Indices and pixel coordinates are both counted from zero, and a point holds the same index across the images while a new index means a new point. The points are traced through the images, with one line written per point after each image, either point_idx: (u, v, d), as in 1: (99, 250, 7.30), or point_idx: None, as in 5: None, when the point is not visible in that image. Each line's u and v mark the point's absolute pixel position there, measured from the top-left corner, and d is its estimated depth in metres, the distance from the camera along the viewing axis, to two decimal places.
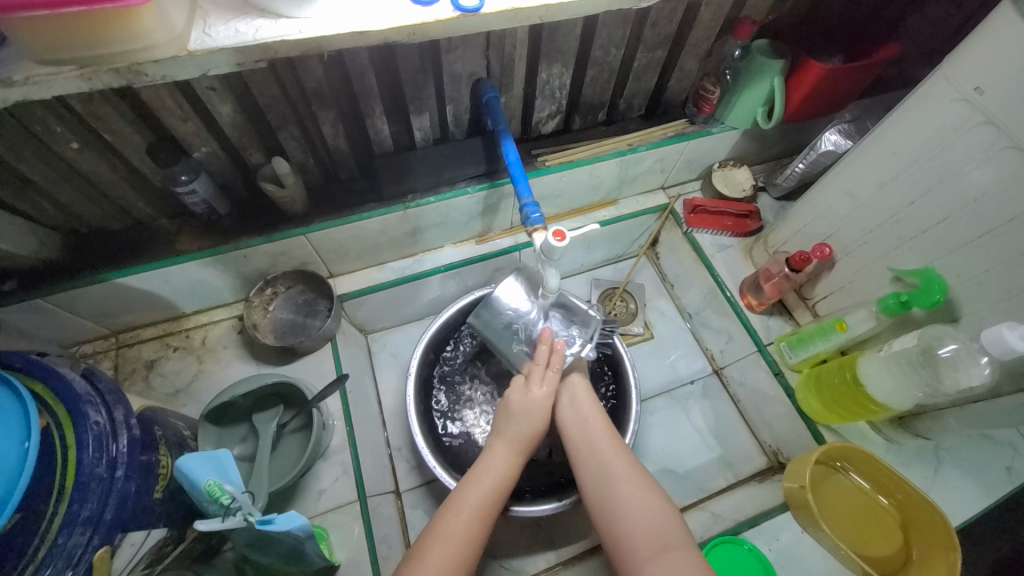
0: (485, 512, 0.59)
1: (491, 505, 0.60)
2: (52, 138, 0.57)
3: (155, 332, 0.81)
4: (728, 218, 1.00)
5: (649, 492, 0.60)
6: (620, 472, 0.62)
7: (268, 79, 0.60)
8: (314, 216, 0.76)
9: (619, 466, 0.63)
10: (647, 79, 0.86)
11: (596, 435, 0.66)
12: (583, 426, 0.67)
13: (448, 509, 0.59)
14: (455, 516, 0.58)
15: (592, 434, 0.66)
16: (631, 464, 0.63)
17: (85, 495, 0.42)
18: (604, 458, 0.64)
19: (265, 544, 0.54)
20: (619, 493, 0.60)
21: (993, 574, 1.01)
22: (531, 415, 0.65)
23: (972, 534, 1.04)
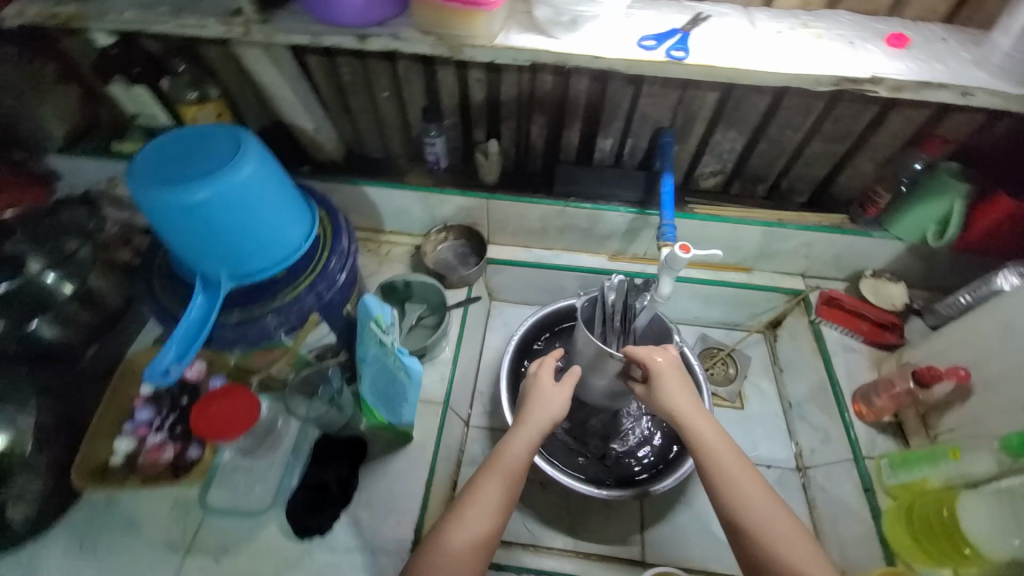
0: (507, 495, 0.63)
1: (507, 495, 0.63)
2: (378, 85, 0.89)
3: (361, 234, 1.11)
4: (865, 323, 0.98)
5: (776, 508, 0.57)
6: (745, 484, 0.58)
7: (515, 84, 0.86)
8: (499, 188, 1.00)
9: (742, 479, 0.58)
10: (816, 168, 0.93)
11: (715, 444, 0.61)
12: (699, 424, 0.63)
13: (475, 489, 0.63)
14: (484, 497, 0.62)
15: (703, 438, 0.62)
16: (751, 474, 0.59)
17: (324, 279, 0.65)
18: (712, 464, 0.60)
19: (386, 387, 0.74)
20: (745, 507, 0.57)
21: None
22: (553, 412, 0.70)
23: None
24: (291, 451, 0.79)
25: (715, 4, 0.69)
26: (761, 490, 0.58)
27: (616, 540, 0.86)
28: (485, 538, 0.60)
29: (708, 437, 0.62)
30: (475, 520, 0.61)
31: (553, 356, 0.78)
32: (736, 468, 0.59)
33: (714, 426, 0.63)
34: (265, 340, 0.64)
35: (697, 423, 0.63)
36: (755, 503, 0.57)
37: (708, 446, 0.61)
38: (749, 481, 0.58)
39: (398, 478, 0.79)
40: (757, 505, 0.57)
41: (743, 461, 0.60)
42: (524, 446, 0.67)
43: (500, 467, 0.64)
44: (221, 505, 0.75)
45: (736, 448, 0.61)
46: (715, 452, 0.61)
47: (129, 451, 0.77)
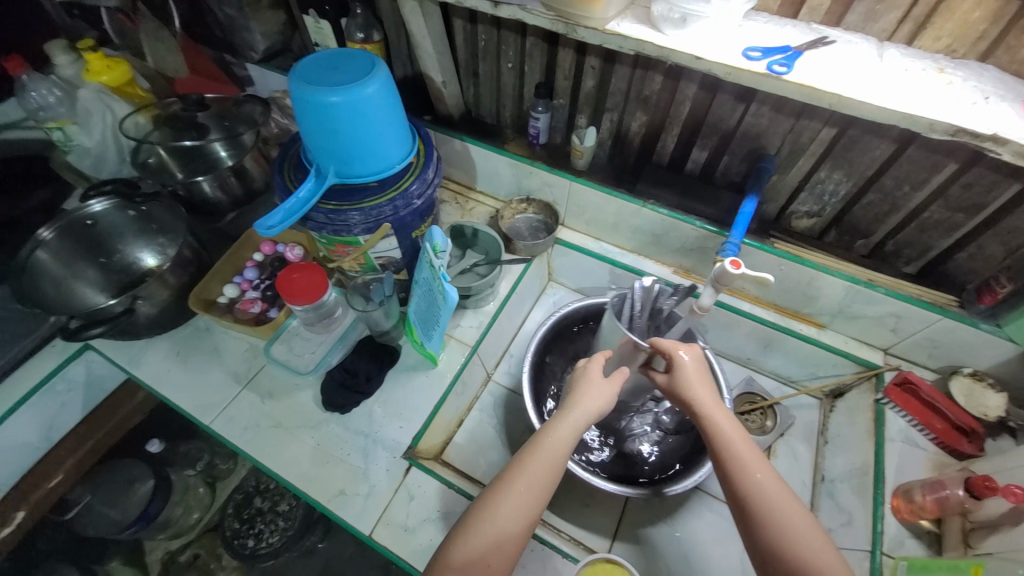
0: (547, 475, 0.64)
1: (547, 484, 0.63)
2: (505, 57, 0.98)
3: (454, 188, 1.22)
4: (939, 421, 0.87)
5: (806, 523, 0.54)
6: (773, 493, 0.56)
7: (625, 78, 0.90)
8: (585, 175, 1.05)
9: (769, 486, 0.56)
10: (931, 237, 0.84)
11: (746, 451, 0.59)
12: (732, 431, 0.60)
13: (517, 465, 0.64)
14: (523, 485, 0.62)
15: (732, 445, 0.59)
16: (779, 486, 0.57)
17: (403, 198, 0.77)
18: (741, 471, 0.58)
19: (427, 314, 0.83)
20: (776, 518, 0.54)
21: None
22: (599, 401, 0.68)
23: None
24: (340, 337, 0.93)
25: (844, 32, 0.67)
26: (789, 502, 0.55)
27: (588, 529, 0.87)
28: (525, 516, 0.61)
29: (727, 428, 0.61)
30: (517, 505, 0.61)
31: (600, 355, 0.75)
32: (753, 459, 0.58)
33: (730, 418, 0.62)
34: (343, 232, 0.77)
35: (725, 427, 0.61)
36: (774, 494, 0.56)
37: (724, 436, 0.60)
38: (776, 490, 0.56)
39: (415, 392, 0.89)
40: (776, 497, 0.56)
41: (759, 453, 0.59)
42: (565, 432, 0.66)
43: (542, 452, 0.64)
44: (279, 359, 0.90)
45: (763, 454, 0.59)
46: (731, 444, 0.59)
47: (232, 297, 0.93)
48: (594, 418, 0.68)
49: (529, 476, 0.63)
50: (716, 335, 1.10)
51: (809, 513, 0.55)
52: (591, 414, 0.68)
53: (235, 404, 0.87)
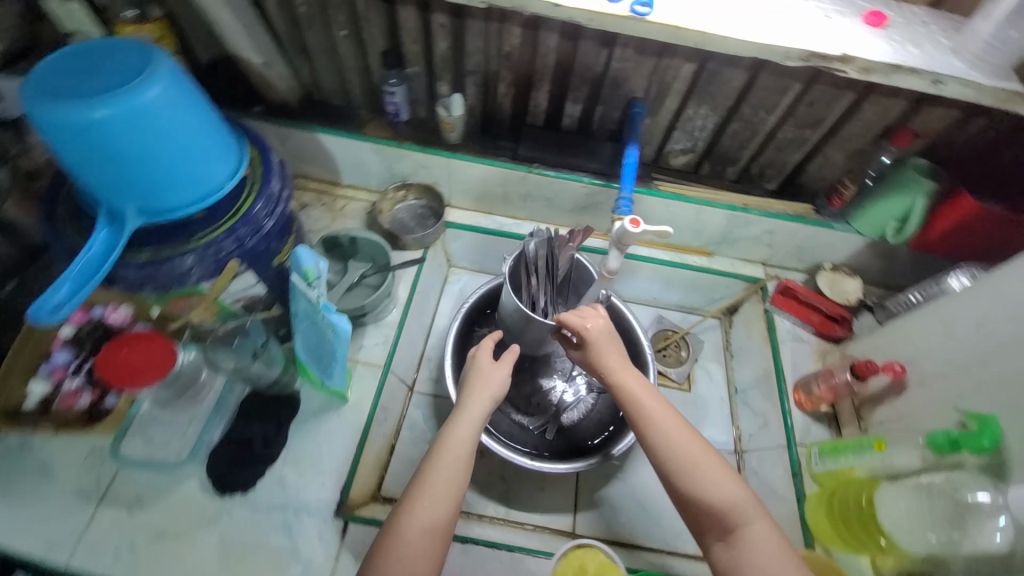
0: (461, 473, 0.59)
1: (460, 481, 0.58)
2: (333, 22, 0.82)
3: (313, 186, 1.05)
4: (816, 315, 0.98)
5: (711, 461, 0.56)
6: (676, 439, 0.57)
7: (480, 34, 0.80)
8: (461, 148, 0.95)
9: (672, 434, 0.57)
10: (787, 154, 0.91)
11: (649, 405, 0.60)
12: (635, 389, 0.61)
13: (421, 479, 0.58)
14: (433, 492, 0.57)
15: (636, 404, 0.60)
16: (681, 429, 0.58)
17: (245, 224, 0.62)
18: (645, 427, 0.59)
19: (321, 348, 0.71)
20: (682, 463, 0.55)
21: None
22: (496, 392, 0.66)
23: None
24: (215, 405, 0.76)
25: None
26: (692, 444, 0.57)
27: (549, 512, 0.86)
28: (444, 524, 0.56)
29: (638, 392, 0.60)
30: (430, 515, 0.56)
31: (492, 340, 0.73)
32: (659, 415, 0.59)
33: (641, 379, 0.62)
34: (178, 284, 0.61)
35: (628, 387, 0.61)
36: (686, 448, 0.56)
37: (636, 399, 0.60)
38: (681, 437, 0.57)
39: (329, 436, 0.77)
40: (689, 452, 0.56)
41: (669, 409, 0.60)
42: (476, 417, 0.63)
43: (449, 450, 0.60)
44: (135, 458, 0.72)
45: (666, 405, 0.60)
46: (644, 408, 0.59)
47: (44, 394, 0.72)
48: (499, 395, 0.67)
49: (442, 472, 0.58)
50: (623, 286, 1.12)
51: (715, 453, 0.57)
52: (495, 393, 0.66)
53: (93, 527, 0.68)
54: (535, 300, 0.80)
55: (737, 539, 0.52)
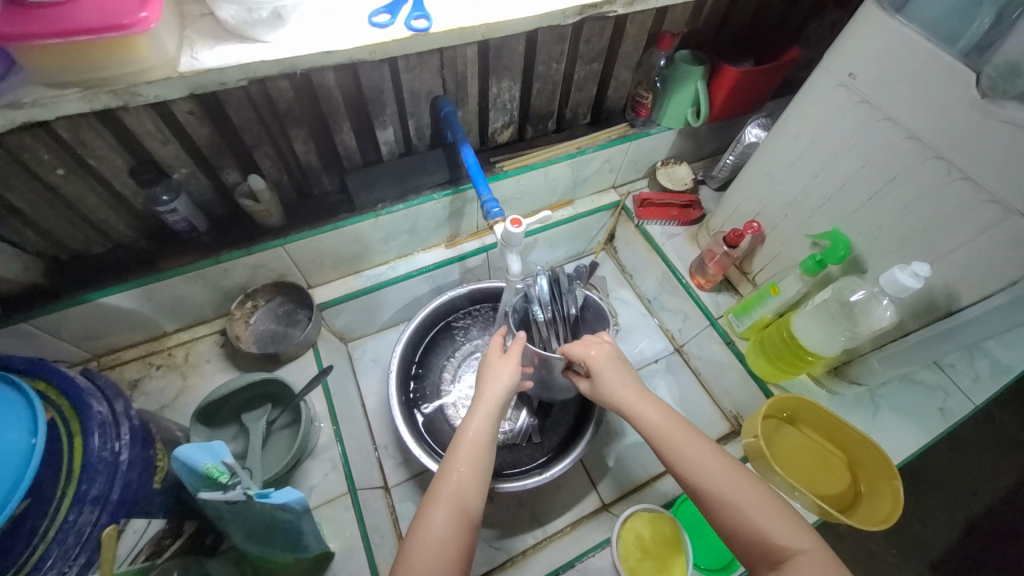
0: (477, 470, 0.55)
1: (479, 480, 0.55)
2: (39, 166, 0.61)
3: (138, 353, 0.84)
4: (674, 209, 1.10)
5: (756, 491, 0.52)
6: (718, 473, 0.54)
7: (243, 103, 0.67)
8: (290, 227, 0.82)
9: (712, 466, 0.54)
10: (588, 90, 0.97)
11: (677, 434, 0.58)
12: (660, 416, 0.60)
13: (434, 492, 0.54)
14: (450, 492, 0.53)
15: (666, 437, 0.58)
16: (723, 461, 0.55)
17: (93, 474, 0.46)
18: (679, 459, 0.56)
19: (275, 533, 0.59)
20: (727, 497, 0.52)
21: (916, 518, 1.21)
22: (510, 379, 0.63)
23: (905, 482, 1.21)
24: None
25: None
26: (735, 476, 0.53)
27: (575, 501, 0.88)
28: (464, 529, 0.51)
29: (655, 419, 0.60)
30: (449, 519, 0.51)
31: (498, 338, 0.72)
32: (692, 445, 0.56)
33: (657, 405, 0.61)
34: None
35: (652, 416, 0.60)
36: (716, 477, 0.54)
37: (657, 426, 0.59)
38: (725, 470, 0.54)
39: None
40: (733, 483, 0.53)
41: (698, 436, 0.58)
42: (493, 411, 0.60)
43: (466, 449, 0.57)
44: None
45: (700, 433, 0.58)
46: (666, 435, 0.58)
47: None
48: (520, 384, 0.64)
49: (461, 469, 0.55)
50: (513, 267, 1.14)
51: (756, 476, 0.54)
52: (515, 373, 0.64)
53: None
54: (547, 342, 0.83)
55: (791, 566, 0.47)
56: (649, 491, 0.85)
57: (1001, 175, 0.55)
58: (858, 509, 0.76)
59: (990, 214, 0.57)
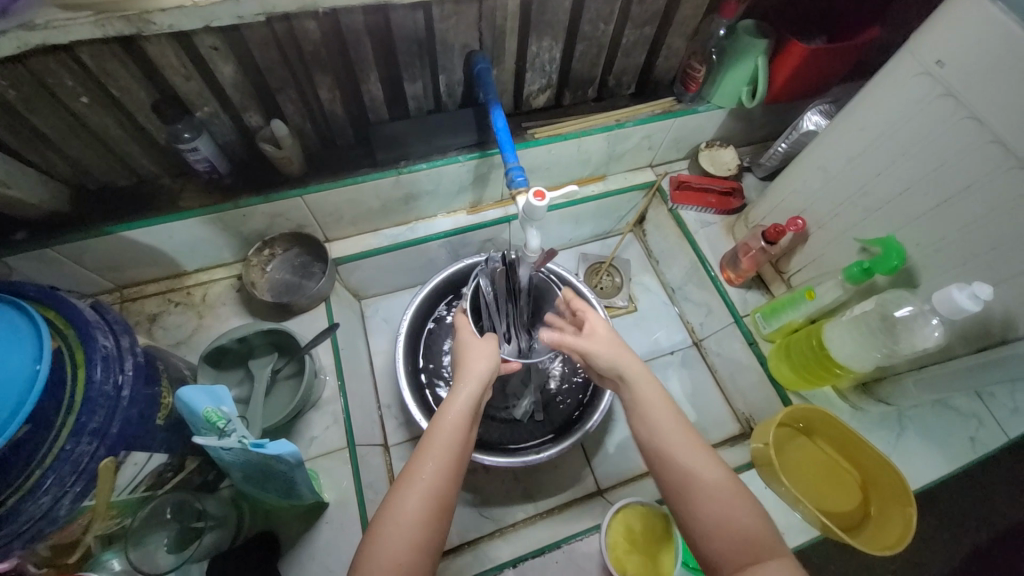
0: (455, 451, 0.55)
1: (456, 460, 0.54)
2: (64, 93, 0.60)
3: (158, 289, 0.86)
4: (712, 195, 1.02)
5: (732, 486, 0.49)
6: (692, 464, 0.51)
7: (267, 42, 0.64)
8: (310, 178, 0.81)
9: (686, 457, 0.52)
10: (636, 57, 0.89)
11: (656, 420, 0.55)
12: (640, 403, 0.57)
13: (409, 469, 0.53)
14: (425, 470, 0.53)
15: (644, 426, 0.55)
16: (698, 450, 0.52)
17: (94, 408, 0.47)
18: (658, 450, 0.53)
19: (269, 478, 0.60)
20: (700, 491, 0.49)
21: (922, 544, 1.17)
22: (488, 361, 0.64)
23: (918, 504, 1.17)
24: None
25: None
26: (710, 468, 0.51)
27: (570, 482, 0.88)
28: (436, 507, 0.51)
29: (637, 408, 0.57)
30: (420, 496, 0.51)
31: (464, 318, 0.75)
32: (670, 436, 0.53)
33: (650, 395, 0.57)
34: (47, 527, 0.45)
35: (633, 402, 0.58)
36: (691, 470, 0.51)
37: (640, 420, 0.56)
38: (700, 462, 0.51)
39: (327, 549, 0.68)
40: (706, 476, 0.50)
41: (679, 425, 0.55)
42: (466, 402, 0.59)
43: (443, 428, 0.56)
44: None
45: (682, 422, 0.55)
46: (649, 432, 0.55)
47: None
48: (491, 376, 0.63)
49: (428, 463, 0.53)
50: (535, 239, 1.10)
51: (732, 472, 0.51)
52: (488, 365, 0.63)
53: None
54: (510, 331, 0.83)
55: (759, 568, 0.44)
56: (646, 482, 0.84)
57: None
58: (863, 530, 0.73)
59: None
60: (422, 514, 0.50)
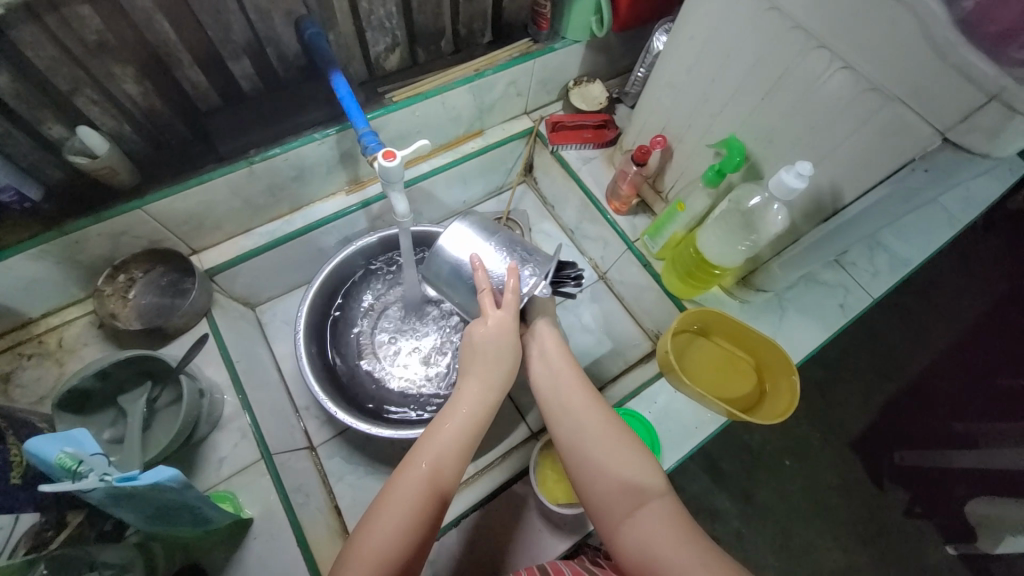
0: (444, 459, 0.56)
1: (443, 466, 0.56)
2: None
3: (0, 345, 0.75)
4: (588, 131, 1.03)
5: (634, 452, 0.59)
6: (605, 440, 0.60)
7: (35, 37, 0.55)
8: (148, 187, 0.73)
9: (601, 435, 0.60)
10: (480, 1, 0.86)
11: (577, 405, 0.63)
12: (564, 392, 0.65)
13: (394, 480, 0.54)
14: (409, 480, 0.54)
15: (571, 412, 0.63)
16: (611, 426, 0.61)
17: None
18: (576, 429, 0.62)
19: (163, 513, 0.55)
20: (607, 461, 0.58)
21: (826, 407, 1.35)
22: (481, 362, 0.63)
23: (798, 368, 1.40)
24: None
25: None
26: (619, 439, 0.59)
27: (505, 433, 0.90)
28: (421, 510, 0.52)
29: (568, 398, 0.64)
30: (405, 505, 0.52)
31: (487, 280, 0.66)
32: (593, 420, 0.61)
33: (594, 404, 0.63)
34: None
35: (563, 392, 0.65)
36: (605, 448, 0.59)
37: (586, 424, 0.62)
38: (611, 435, 0.60)
39: (260, 563, 0.66)
40: (619, 449, 0.59)
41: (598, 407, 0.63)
42: (466, 415, 0.60)
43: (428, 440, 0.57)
44: None
45: (602, 406, 0.63)
46: (591, 436, 0.60)
47: None
48: (503, 384, 0.63)
49: (413, 481, 0.53)
50: (426, 207, 1.08)
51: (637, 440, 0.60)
52: (493, 366, 0.63)
53: None
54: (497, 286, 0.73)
55: (644, 516, 0.54)
56: None
57: (881, 61, 0.52)
58: (762, 408, 0.81)
59: (869, 103, 0.55)
60: (408, 515, 0.52)
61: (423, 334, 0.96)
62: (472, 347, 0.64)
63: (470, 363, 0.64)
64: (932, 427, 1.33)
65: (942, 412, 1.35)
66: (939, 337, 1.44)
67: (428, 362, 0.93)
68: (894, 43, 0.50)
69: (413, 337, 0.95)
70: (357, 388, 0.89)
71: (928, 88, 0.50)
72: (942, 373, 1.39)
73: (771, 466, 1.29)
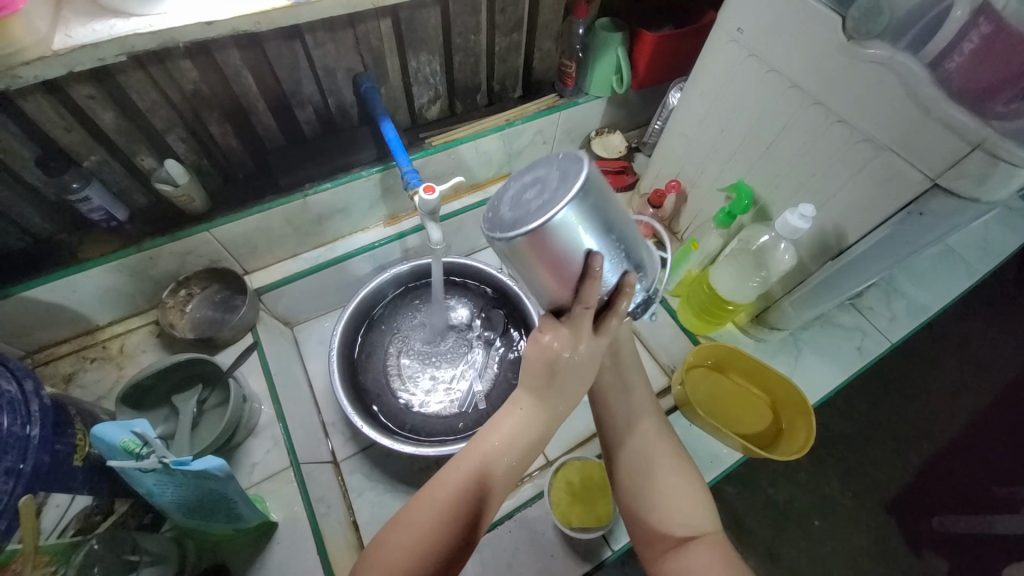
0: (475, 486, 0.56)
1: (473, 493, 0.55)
2: None
3: (71, 348, 0.84)
4: (608, 175, 1.13)
5: (690, 492, 0.59)
6: (665, 473, 0.60)
7: (145, 84, 0.66)
8: (215, 213, 0.82)
9: (661, 467, 0.61)
10: (513, 61, 0.98)
11: (643, 434, 0.63)
12: (631, 419, 0.65)
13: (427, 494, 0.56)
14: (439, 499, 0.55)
15: (636, 440, 0.63)
16: (673, 460, 0.61)
17: (5, 449, 0.49)
18: (637, 458, 0.62)
19: (203, 506, 0.60)
20: (662, 495, 0.59)
21: (850, 458, 1.31)
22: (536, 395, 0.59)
23: (822, 415, 1.36)
24: None
25: None
26: (679, 480, 0.60)
27: None
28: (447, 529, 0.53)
29: (636, 425, 0.64)
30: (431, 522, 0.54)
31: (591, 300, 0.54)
32: (656, 454, 0.62)
33: (660, 438, 0.63)
34: None
35: (632, 418, 0.65)
36: (662, 485, 0.59)
37: (648, 455, 0.62)
38: (671, 471, 0.61)
39: (281, 567, 0.68)
40: (675, 486, 0.59)
41: (665, 442, 0.63)
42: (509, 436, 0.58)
43: (469, 461, 0.57)
44: None
45: (668, 440, 0.64)
46: (648, 466, 0.61)
47: None
48: (561, 410, 0.60)
49: (445, 492, 0.55)
50: (455, 241, 1.16)
51: (696, 482, 0.61)
52: (559, 387, 0.58)
53: None
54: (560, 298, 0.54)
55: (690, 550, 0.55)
56: (591, 444, 0.91)
57: (872, 116, 0.58)
58: (778, 445, 0.81)
59: (864, 151, 0.61)
60: (431, 530, 0.53)
61: (447, 359, 1.00)
62: (542, 360, 0.56)
63: (534, 378, 0.58)
64: (969, 487, 1.27)
65: (982, 473, 1.29)
66: (973, 392, 1.40)
67: (450, 385, 0.97)
68: (881, 98, 0.56)
69: (437, 362, 1.00)
70: (381, 407, 0.94)
71: (916, 139, 0.55)
72: (975, 430, 1.35)
73: (793, 518, 1.25)
